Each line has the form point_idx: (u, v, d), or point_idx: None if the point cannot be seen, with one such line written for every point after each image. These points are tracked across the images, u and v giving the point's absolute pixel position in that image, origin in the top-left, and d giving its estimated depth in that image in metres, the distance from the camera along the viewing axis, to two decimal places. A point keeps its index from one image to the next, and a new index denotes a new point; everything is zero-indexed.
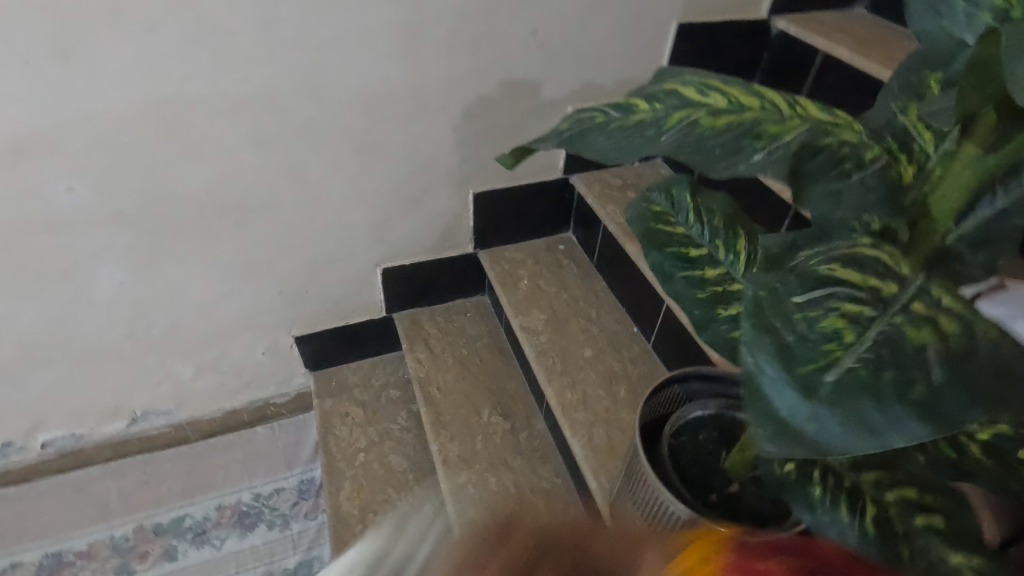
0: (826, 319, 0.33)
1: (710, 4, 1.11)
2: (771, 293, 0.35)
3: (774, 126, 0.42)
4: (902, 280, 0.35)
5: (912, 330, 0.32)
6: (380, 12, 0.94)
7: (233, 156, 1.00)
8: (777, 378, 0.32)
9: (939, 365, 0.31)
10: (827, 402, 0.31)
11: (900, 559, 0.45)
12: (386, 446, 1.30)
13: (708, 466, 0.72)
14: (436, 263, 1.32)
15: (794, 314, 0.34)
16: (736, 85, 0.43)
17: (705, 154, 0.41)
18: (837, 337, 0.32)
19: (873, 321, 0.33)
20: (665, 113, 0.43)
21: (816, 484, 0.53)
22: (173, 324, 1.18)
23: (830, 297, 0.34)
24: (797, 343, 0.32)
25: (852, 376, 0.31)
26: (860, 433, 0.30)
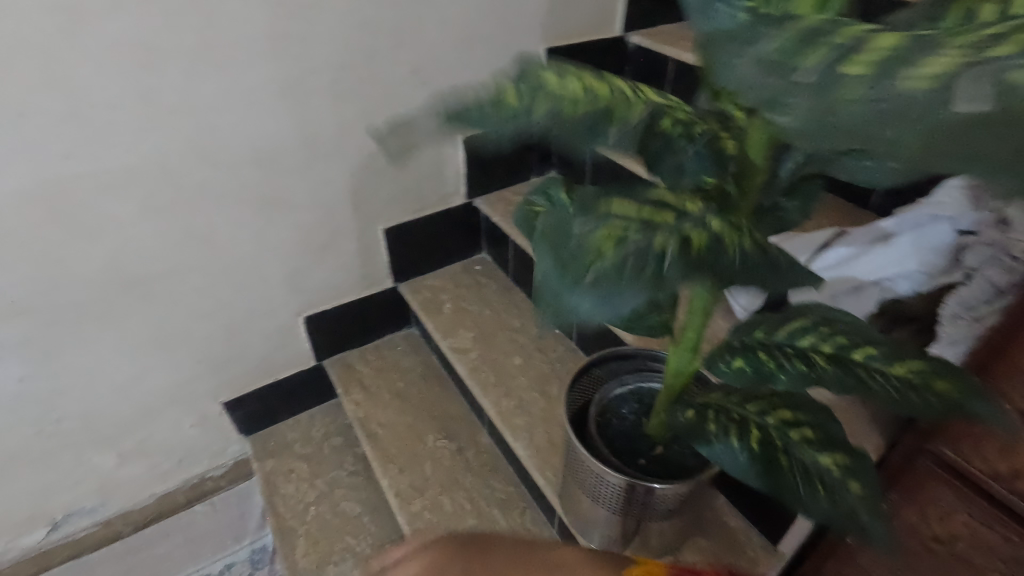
0: (595, 235, 0.46)
1: (570, 28, 1.23)
2: (559, 226, 0.49)
3: (622, 108, 0.48)
4: (674, 213, 0.48)
5: (659, 244, 0.45)
6: (262, 70, 0.97)
7: (129, 229, 0.99)
8: (554, 277, 0.46)
9: (670, 263, 0.44)
10: (597, 291, 0.44)
11: (778, 468, 0.55)
12: (338, 493, 1.28)
13: (633, 436, 0.80)
14: (359, 302, 1.34)
15: (572, 234, 0.47)
16: (588, 74, 0.49)
17: (570, 135, 0.47)
18: (601, 250, 0.45)
19: (629, 238, 0.45)
20: (535, 99, 0.46)
21: (711, 421, 0.60)
22: (87, 413, 1.12)
23: (599, 220, 0.47)
24: (567, 255, 0.46)
25: (613, 265, 0.44)
26: (594, 308, 0.44)
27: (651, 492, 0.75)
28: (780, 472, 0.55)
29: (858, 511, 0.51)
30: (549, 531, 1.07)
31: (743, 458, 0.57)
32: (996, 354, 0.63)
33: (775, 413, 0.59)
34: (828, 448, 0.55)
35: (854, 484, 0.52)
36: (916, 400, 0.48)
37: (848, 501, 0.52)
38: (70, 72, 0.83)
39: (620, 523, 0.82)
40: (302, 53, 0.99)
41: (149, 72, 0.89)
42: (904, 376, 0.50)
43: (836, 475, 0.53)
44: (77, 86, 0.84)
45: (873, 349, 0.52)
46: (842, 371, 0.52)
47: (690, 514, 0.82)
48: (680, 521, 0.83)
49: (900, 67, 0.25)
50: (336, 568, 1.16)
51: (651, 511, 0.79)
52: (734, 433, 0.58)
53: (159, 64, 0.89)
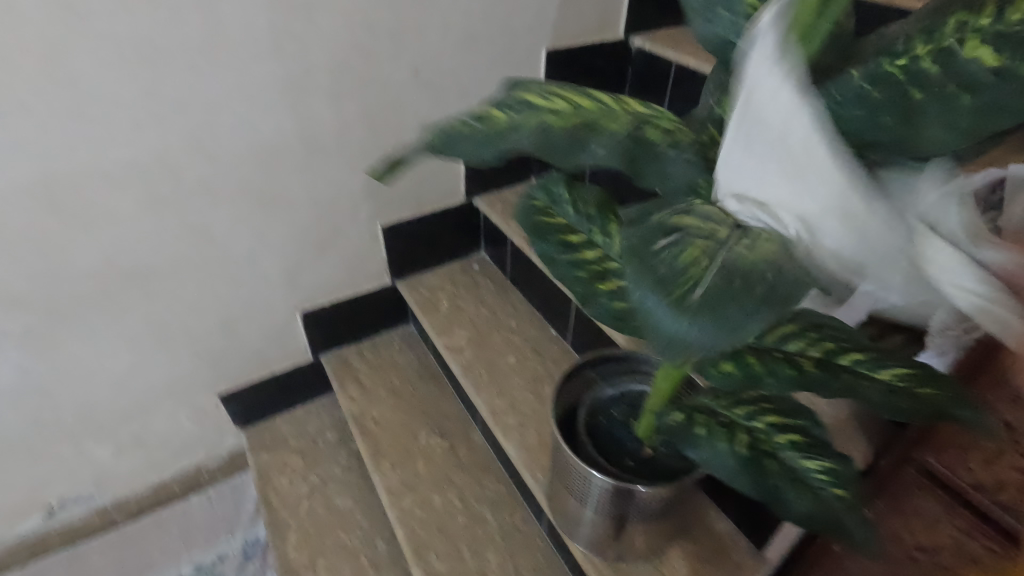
0: (683, 255, 0.40)
1: (572, 30, 1.23)
2: (635, 246, 0.42)
3: (606, 121, 0.46)
4: (731, 224, 0.43)
5: (742, 257, 0.39)
6: (263, 69, 0.98)
7: (129, 222, 1.00)
8: (655, 305, 0.38)
9: (760, 281, 0.38)
10: (705, 316, 0.37)
11: (766, 470, 0.54)
12: (330, 488, 1.29)
13: (620, 438, 0.80)
14: (356, 298, 1.35)
15: (654, 256, 0.41)
16: (578, 91, 0.47)
17: (556, 148, 0.43)
18: (692, 265, 0.39)
19: (716, 253, 0.40)
20: (516, 119, 0.45)
21: (699, 423, 0.60)
22: (84, 403, 1.13)
23: (680, 240, 0.41)
24: (660, 278, 0.39)
25: (712, 290, 0.38)
26: (703, 330, 0.37)
27: (635, 494, 0.75)
28: (763, 473, 0.54)
29: (843, 519, 0.50)
30: (538, 531, 1.07)
31: (728, 459, 0.56)
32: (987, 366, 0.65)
33: (762, 416, 0.59)
34: (812, 453, 0.55)
35: (838, 491, 0.52)
36: (904, 403, 0.48)
37: (830, 503, 0.51)
38: (74, 67, 0.84)
39: (603, 522, 0.83)
40: (303, 51, 1.00)
41: (151, 69, 0.90)
42: (890, 380, 0.50)
43: (822, 480, 0.53)
44: (78, 80, 0.85)
45: (860, 354, 0.53)
46: (828, 373, 0.52)
47: (675, 516, 0.83)
48: (666, 522, 0.83)
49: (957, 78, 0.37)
50: (326, 562, 1.17)
51: (635, 511, 0.79)
52: (724, 434, 0.58)
53: (162, 62, 0.90)
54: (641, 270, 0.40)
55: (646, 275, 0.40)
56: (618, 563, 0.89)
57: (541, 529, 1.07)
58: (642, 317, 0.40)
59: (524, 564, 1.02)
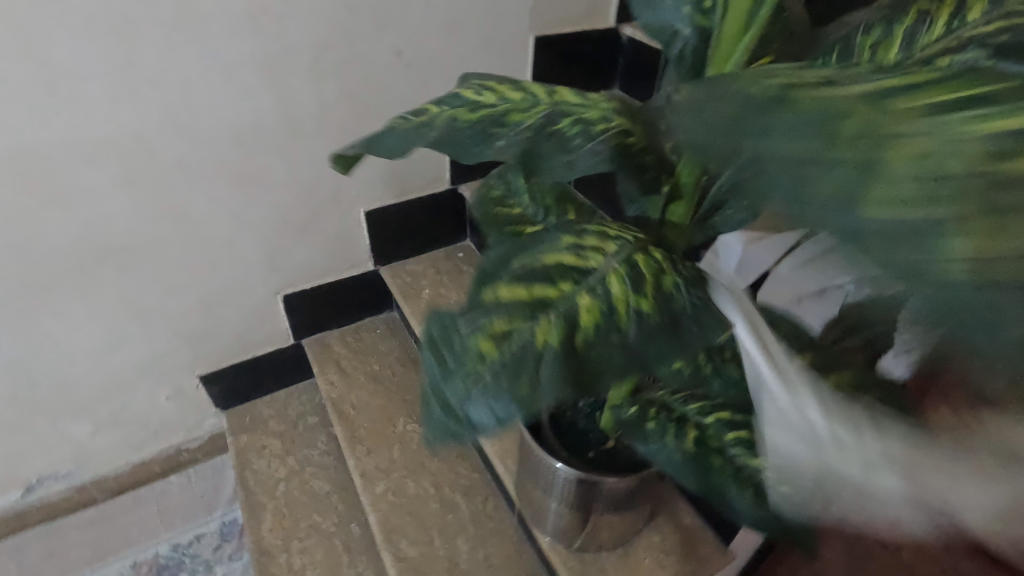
0: (477, 340, 0.37)
1: (560, 17, 1.22)
2: (442, 326, 0.39)
3: (519, 114, 0.46)
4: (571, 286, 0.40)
5: (538, 339, 0.37)
6: (239, 48, 0.97)
7: (104, 200, 0.99)
8: (443, 394, 0.38)
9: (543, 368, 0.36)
10: (481, 404, 0.36)
11: (710, 469, 0.55)
12: (308, 471, 1.29)
13: (585, 429, 0.80)
14: (338, 283, 1.35)
15: (455, 338, 0.38)
16: (509, 84, 0.49)
17: (462, 143, 0.45)
18: (481, 356, 0.37)
19: (517, 333, 0.37)
20: (439, 112, 0.47)
21: (651, 419, 0.60)
22: (61, 381, 1.14)
23: (486, 320, 0.38)
24: (451, 363, 0.38)
25: (493, 382, 0.36)
26: (484, 417, 0.37)
27: (597, 485, 0.75)
28: (710, 474, 0.55)
29: (783, 514, 0.51)
30: (510, 519, 1.07)
31: (675, 458, 0.57)
32: None
33: (715, 413, 0.59)
34: (762, 451, 0.54)
35: None
36: None
37: (774, 503, 0.51)
38: (45, 40, 0.83)
39: (569, 513, 0.83)
40: (281, 30, 0.99)
41: (125, 44, 0.88)
42: None
43: None
44: (50, 55, 0.84)
45: None
46: None
47: (640, 508, 0.83)
48: (630, 514, 0.83)
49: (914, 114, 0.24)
50: (300, 544, 1.17)
51: (598, 502, 0.79)
52: (671, 432, 0.58)
53: (136, 39, 0.89)
54: (441, 348, 0.38)
55: (445, 355, 0.38)
56: (583, 554, 0.89)
57: (512, 518, 1.07)
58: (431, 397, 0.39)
59: (493, 552, 1.02)
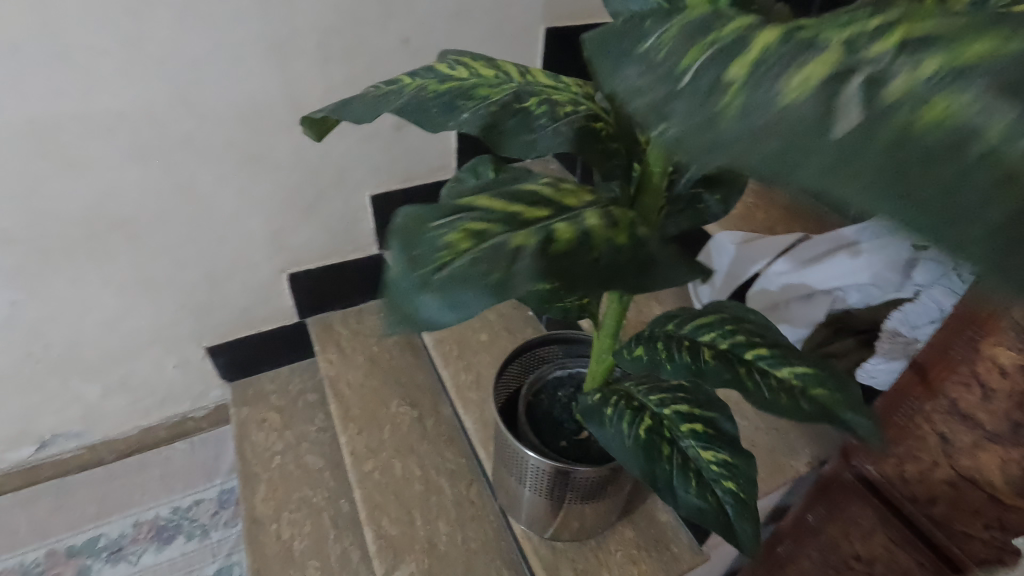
0: (450, 234, 0.34)
1: (570, 9, 1.23)
2: (411, 220, 0.35)
3: (488, 90, 0.46)
4: (539, 209, 0.37)
5: (524, 238, 0.34)
6: (249, 28, 0.99)
7: (115, 172, 1.03)
8: (407, 285, 0.32)
9: (524, 262, 0.33)
10: (434, 291, 0.32)
11: (660, 456, 0.55)
12: (303, 446, 1.33)
13: (559, 418, 0.81)
14: (341, 265, 1.38)
15: (429, 231, 0.35)
16: (482, 62, 0.49)
17: (427, 112, 0.45)
18: (452, 247, 0.34)
19: (496, 234, 0.35)
20: (408, 83, 0.47)
21: (610, 404, 0.60)
22: (73, 343, 1.19)
23: (462, 217, 0.35)
24: (421, 252, 0.33)
25: (461, 268, 0.32)
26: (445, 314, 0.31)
27: (568, 475, 0.76)
28: (655, 462, 0.54)
29: (721, 504, 0.52)
30: (492, 505, 1.08)
31: (628, 445, 0.56)
32: (922, 376, 0.61)
33: (672, 406, 0.59)
34: (713, 445, 0.55)
35: (725, 484, 0.53)
36: (785, 400, 0.47)
37: (717, 496, 0.52)
38: (62, 12, 0.86)
39: (541, 502, 0.83)
40: (290, 12, 1.01)
41: (137, 21, 0.91)
42: (785, 378, 0.49)
43: (714, 471, 0.54)
44: (66, 29, 0.88)
45: (763, 349, 0.52)
46: (722, 367, 0.51)
47: (612, 502, 0.83)
48: (602, 506, 0.83)
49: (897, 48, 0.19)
50: (290, 516, 1.21)
51: (570, 492, 0.79)
52: (628, 418, 0.58)
53: (148, 15, 0.91)
54: (405, 237, 0.35)
55: (409, 242, 0.34)
56: (555, 543, 0.89)
57: (494, 504, 1.08)
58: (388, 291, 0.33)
59: (471, 536, 1.03)
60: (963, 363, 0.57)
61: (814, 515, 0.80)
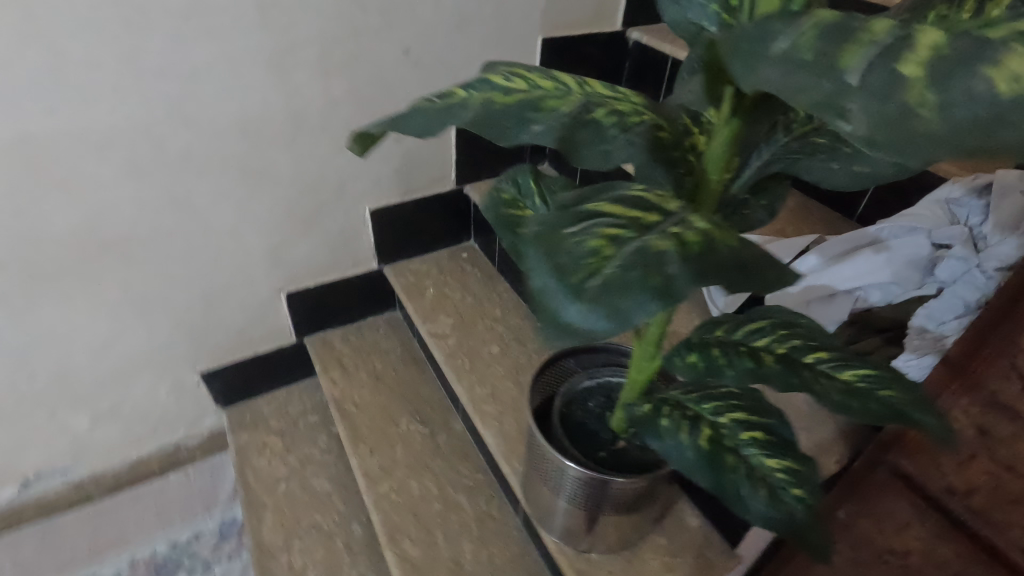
0: (590, 241, 0.34)
1: (568, 20, 1.24)
2: (549, 230, 0.35)
3: (555, 101, 0.45)
4: (659, 215, 0.37)
5: (661, 243, 0.34)
6: (248, 40, 0.96)
7: (109, 191, 0.98)
8: (558, 291, 0.31)
9: (676, 264, 0.32)
10: (592, 301, 0.30)
11: (726, 467, 0.55)
12: (308, 470, 1.29)
13: (593, 429, 0.80)
14: (341, 281, 1.35)
15: (564, 241, 0.34)
16: (537, 73, 0.48)
17: (498, 125, 0.43)
18: (600, 252, 0.33)
19: (631, 240, 0.34)
20: (466, 96, 0.45)
21: (664, 416, 0.61)
22: (61, 373, 1.13)
23: (594, 225, 0.35)
24: (569, 261, 0.32)
25: (614, 276, 0.31)
26: (599, 320, 0.30)
27: (607, 485, 0.75)
28: (723, 472, 0.54)
29: (793, 511, 0.52)
30: (514, 521, 1.06)
31: (691, 454, 0.57)
32: (960, 371, 0.63)
33: (727, 413, 0.59)
34: (774, 451, 0.55)
35: (793, 490, 0.53)
36: (857, 404, 0.47)
37: (788, 503, 0.52)
38: (55, 27, 0.82)
39: (577, 513, 0.82)
40: (291, 24, 0.98)
41: (132, 34, 0.87)
42: (850, 380, 0.50)
43: (780, 479, 0.53)
44: (60, 45, 0.84)
45: (824, 353, 0.52)
46: (788, 370, 0.51)
47: (649, 511, 0.83)
48: (638, 516, 0.82)
49: (911, 73, 0.25)
50: (300, 543, 1.16)
51: (608, 503, 0.78)
52: (686, 429, 0.58)
53: (144, 28, 0.88)
54: (543, 245, 0.34)
55: (550, 250, 0.33)
56: (590, 555, 0.89)
57: (516, 519, 1.06)
58: (540, 303, 0.32)
59: (496, 553, 1.01)
60: (1003, 355, 0.59)
61: (846, 511, 0.81)
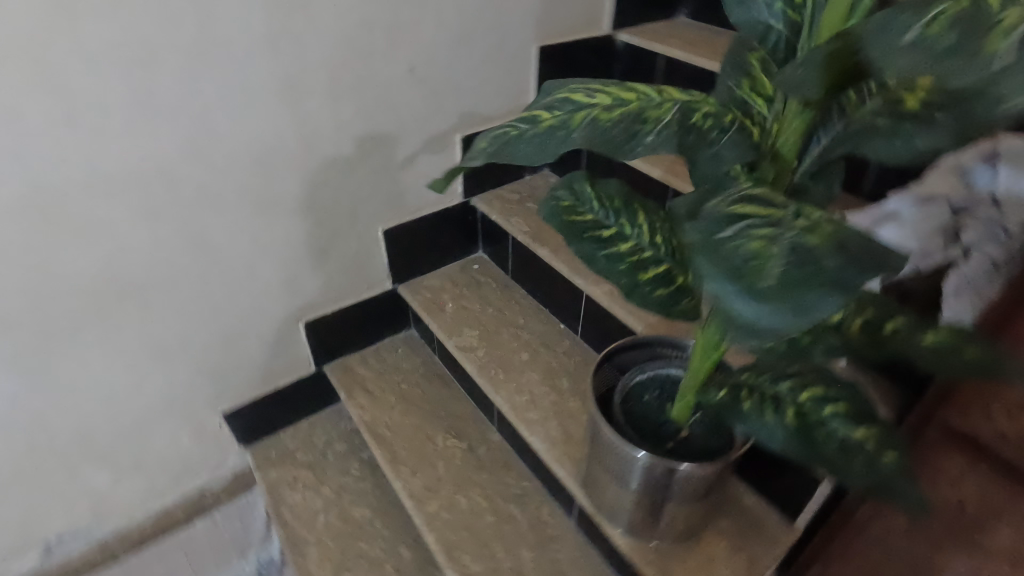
0: (749, 242, 0.35)
1: (560, 27, 1.27)
2: (702, 236, 0.37)
3: (654, 112, 0.48)
4: (788, 205, 0.39)
5: (811, 234, 0.35)
6: (259, 71, 0.95)
7: (126, 237, 0.95)
8: (737, 297, 0.33)
9: (832, 256, 0.34)
10: (776, 303, 0.32)
11: (817, 441, 0.57)
12: (345, 499, 1.27)
13: (656, 421, 0.82)
14: (357, 305, 1.33)
15: (724, 246, 0.35)
16: (617, 85, 0.50)
17: (613, 142, 0.46)
18: (760, 252, 0.35)
19: (781, 235, 0.36)
20: (564, 115, 0.48)
21: (745, 400, 0.64)
22: (81, 431, 1.07)
23: (743, 225, 0.37)
24: (735, 265, 0.34)
25: (785, 275, 0.33)
26: (783, 318, 0.32)
27: (675, 474, 0.76)
28: (817, 447, 0.56)
29: (894, 477, 0.51)
30: (567, 523, 1.07)
31: (780, 432, 0.59)
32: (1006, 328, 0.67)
33: (806, 390, 0.61)
34: (859, 422, 0.56)
35: (889, 455, 0.53)
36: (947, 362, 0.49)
37: (885, 467, 0.52)
38: (64, 72, 0.79)
39: (641, 502, 0.84)
40: (300, 51, 0.97)
41: (144, 73, 0.85)
42: (933, 343, 0.51)
43: (870, 446, 0.54)
44: (71, 90, 0.81)
45: (903, 321, 0.55)
46: (874, 342, 0.54)
47: (715, 497, 0.84)
48: (702, 504, 0.84)
49: None
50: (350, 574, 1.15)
51: (675, 491, 0.80)
52: (770, 409, 0.61)
53: (156, 66, 0.85)
54: (706, 254, 0.36)
55: (715, 257, 0.35)
56: (657, 545, 0.91)
57: (570, 521, 1.07)
58: (721, 309, 0.34)
59: (556, 558, 1.02)
60: None
61: None
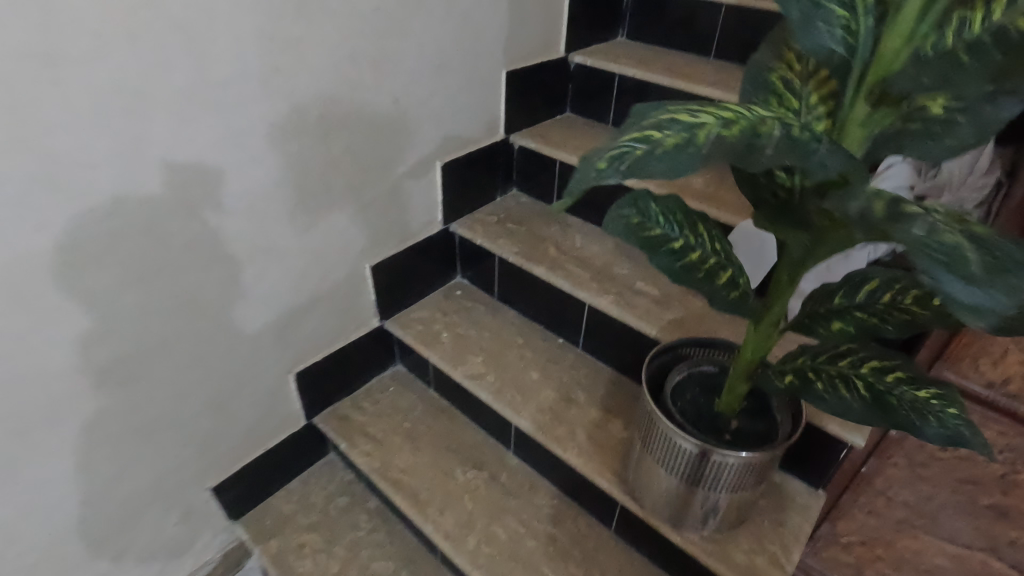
0: (945, 237, 0.44)
1: (523, 52, 1.31)
2: (903, 234, 0.44)
3: (762, 127, 0.52)
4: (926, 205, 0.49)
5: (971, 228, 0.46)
6: (252, 113, 0.89)
7: (109, 304, 0.83)
8: (961, 284, 0.42)
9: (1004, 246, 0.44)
10: (994, 286, 0.42)
11: (890, 405, 0.65)
12: (362, 554, 1.19)
13: (709, 415, 0.86)
14: (347, 347, 1.26)
15: (930, 243, 0.44)
16: (711, 107, 0.55)
17: (739, 153, 0.49)
18: (958, 245, 0.44)
19: (955, 230, 0.45)
20: (678, 136, 0.50)
21: (815, 379, 0.71)
22: (56, 537, 0.92)
23: (929, 222, 0.45)
24: (947, 257, 0.43)
25: (987, 263, 0.43)
26: (1002, 295, 0.42)
27: (722, 463, 0.81)
28: (893, 411, 0.64)
29: (961, 429, 0.61)
30: (607, 531, 1.10)
31: (858, 403, 0.66)
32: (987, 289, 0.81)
33: (865, 365, 0.70)
34: (919, 383, 0.66)
35: (952, 410, 0.63)
36: None
37: (951, 423, 0.62)
38: (40, 125, 0.69)
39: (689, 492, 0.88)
40: (293, 90, 0.92)
41: (132, 122, 0.76)
42: None
43: (936, 404, 0.63)
44: (49, 145, 0.70)
45: None
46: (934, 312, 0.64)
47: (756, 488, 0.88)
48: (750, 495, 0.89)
49: None
50: None
51: (716, 480, 0.84)
52: (842, 385, 0.68)
53: (144, 112, 0.77)
54: (919, 253, 0.43)
55: (930, 254, 0.43)
56: (714, 535, 0.96)
57: (609, 529, 1.10)
58: (949, 297, 0.43)
59: (606, 567, 1.04)
60: None
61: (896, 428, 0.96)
